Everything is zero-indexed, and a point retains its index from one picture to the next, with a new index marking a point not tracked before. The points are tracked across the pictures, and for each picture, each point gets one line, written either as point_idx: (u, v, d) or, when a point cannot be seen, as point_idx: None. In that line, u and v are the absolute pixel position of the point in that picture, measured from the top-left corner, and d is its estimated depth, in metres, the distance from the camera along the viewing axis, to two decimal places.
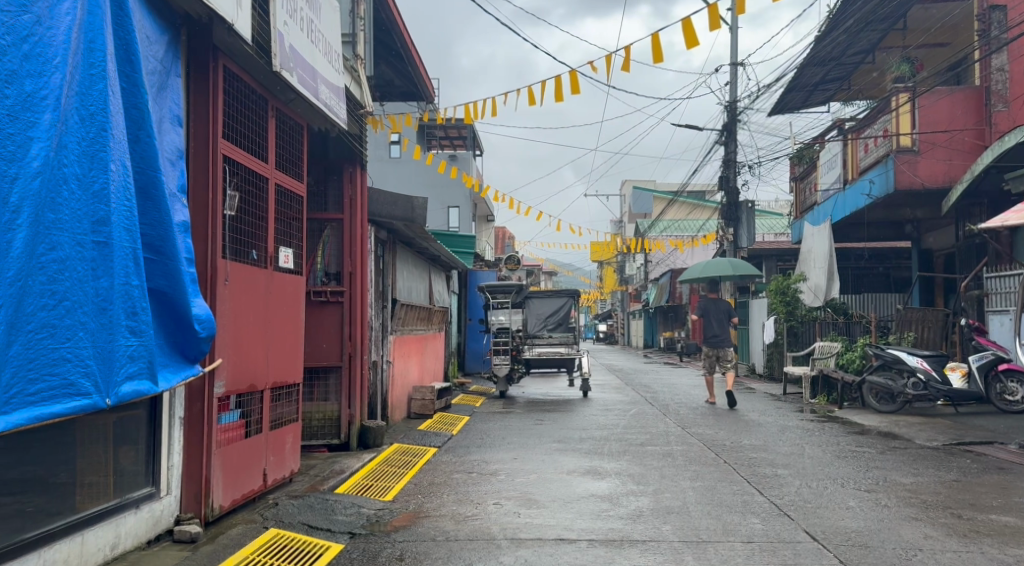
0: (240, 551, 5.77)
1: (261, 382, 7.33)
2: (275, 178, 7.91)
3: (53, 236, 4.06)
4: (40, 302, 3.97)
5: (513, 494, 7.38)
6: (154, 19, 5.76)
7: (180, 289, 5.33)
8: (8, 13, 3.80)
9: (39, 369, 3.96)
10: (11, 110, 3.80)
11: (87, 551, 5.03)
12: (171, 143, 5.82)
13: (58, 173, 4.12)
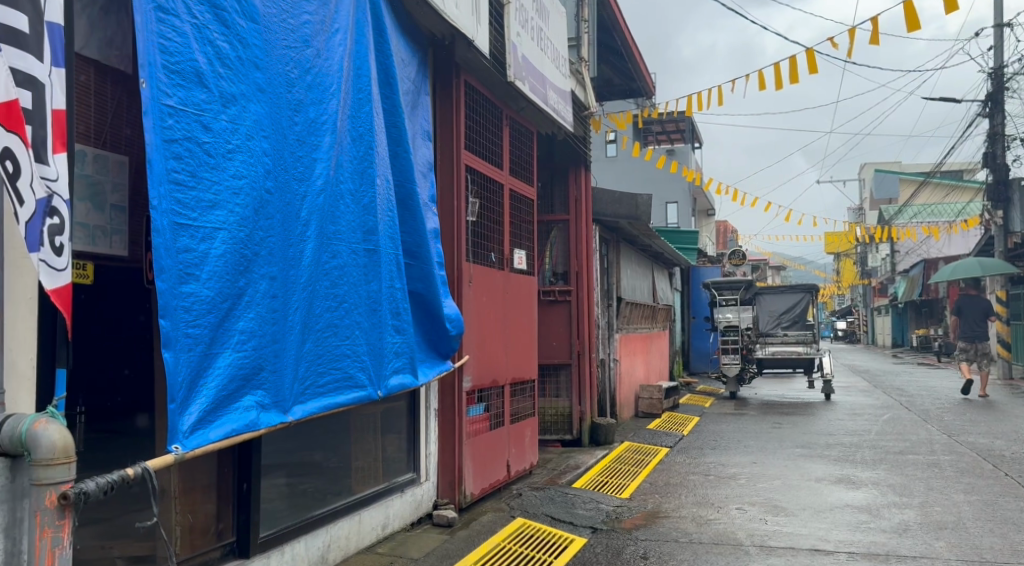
0: (493, 537, 6.08)
1: (502, 378, 7.68)
2: (509, 183, 8.23)
3: (333, 246, 4.51)
4: (325, 304, 4.43)
5: (758, 499, 7.14)
6: (407, 43, 6.23)
7: (435, 291, 5.72)
8: (295, 50, 4.27)
9: (326, 363, 4.42)
10: (299, 135, 4.27)
11: (363, 529, 5.55)
12: (423, 156, 6.26)
13: (336, 189, 4.58)
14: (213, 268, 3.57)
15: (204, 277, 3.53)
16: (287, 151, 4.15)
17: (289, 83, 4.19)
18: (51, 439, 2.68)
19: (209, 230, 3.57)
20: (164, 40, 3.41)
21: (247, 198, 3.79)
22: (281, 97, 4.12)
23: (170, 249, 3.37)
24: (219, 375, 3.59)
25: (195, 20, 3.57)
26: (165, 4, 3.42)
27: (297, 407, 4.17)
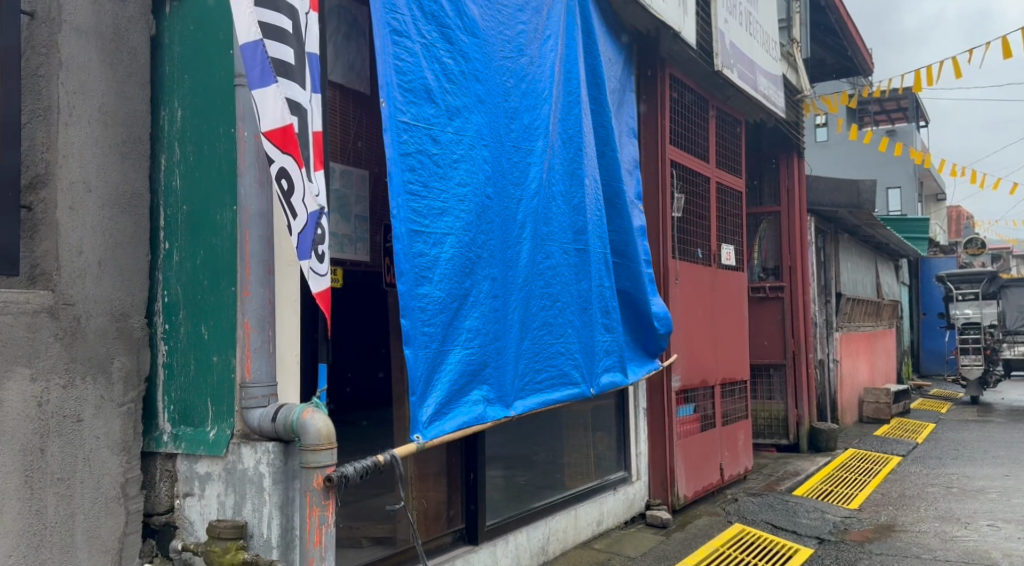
0: (712, 541, 5.96)
1: (712, 378, 7.51)
2: (716, 176, 8.02)
3: (547, 247, 4.64)
4: (540, 303, 4.57)
5: (1013, 517, 6.47)
6: (614, 43, 6.27)
7: (643, 290, 5.72)
8: (511, 59, 4.44)
9: (543, 360, 4.56)
10: (515, 141, 4.44)
11: (580, 524, 5.67)
12: (629, 154, 6.26)
13: (550, 191, 4.71)
14: (443, 270, 3.81)
15: (436, 279, 3.76)
16: (505, 157, 4.33)
17: (505, 92, 4.37)
18: (317, 427, 2.97)
19: (438, 236, 3.80)
20: (398, 60, 3.68)
21: (471, 204, 4.00)
22: (499, 105, 4.30)
23: (407, 254, 3.62)
24: (451, 371, 3.82)
25: (423, 39, 3.82)
26: (399, 27, 3.69)
27: (518, 402, 4.34)
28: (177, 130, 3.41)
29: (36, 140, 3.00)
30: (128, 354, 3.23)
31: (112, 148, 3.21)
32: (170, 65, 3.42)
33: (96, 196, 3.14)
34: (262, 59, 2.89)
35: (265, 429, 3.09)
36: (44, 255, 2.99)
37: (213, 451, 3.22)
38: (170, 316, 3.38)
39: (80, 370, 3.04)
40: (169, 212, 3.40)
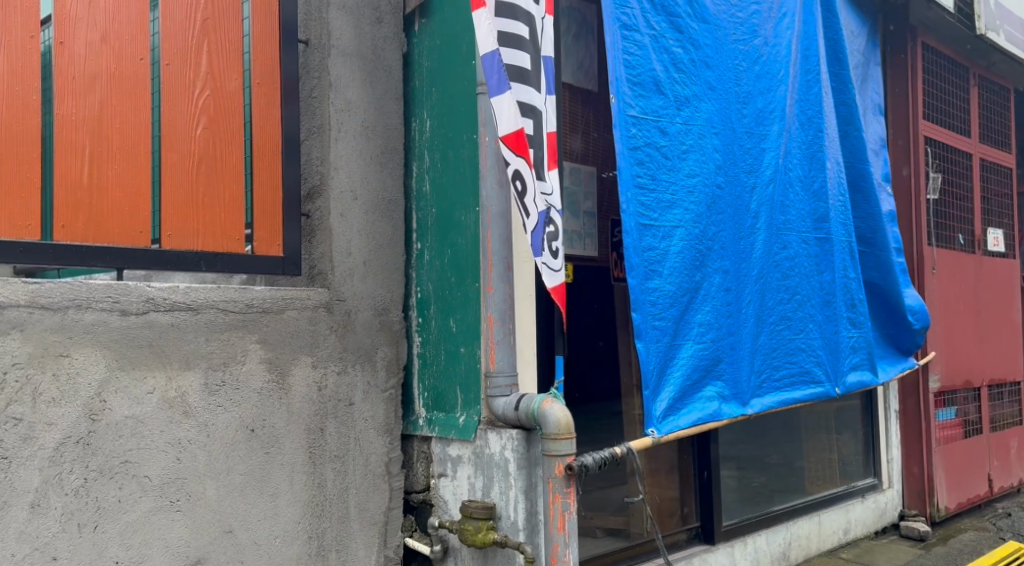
0: (981, 559, 5.41)
1: (978, 378, 6.80)
2: (979, 152, 7.26)
3: (784, 237, 4.46)
4: (778, 297, 4.39)
5: None
6: (857, 14, 5.88)
7: (894, 281, 5.31)
8: (744, 42, 4.32)
9: (782, 357, 4.38)
10: (748, 127, 4.30)
11: (824, 531, 5.37)
12: (876, 132, 5.83)
13: (786, 178, 4.52)
14: (673, 263, 3.79)
15: (666, 272, 3.75)
16: (737, 144, 4.21)
17: (738, 77, 4.26)
18: (556, 417, 3.09)
19: (668, 228, 3.79)
20: (627, 55, 3.71)
21: (701, 195, 3.95)
22: (730, 92, 4.20)
23: (637, 248, 3.64)
24: (684, 365, 3.79)
25: (652, 31, 3.83)
26: (629, 21, 3.73)
27: (755, 400, 4.20)
28: (427, 139, 3.69)
29: (312, 156, 3.40)
30: (389, 345, 3.55)
31: (373, 158, 3.53)
32: (420, 79, 3.71)
33: (361, 204, 3.47)
34: (498, 69, 3.07)
35: (509, 417, 3.26)
36: (320, 257, 3.37)
37: (464, 435, 3.44)
38: (423, 310, 3.67)
39: (350, 359, 3.39)
40: (421, 214, 3.69)
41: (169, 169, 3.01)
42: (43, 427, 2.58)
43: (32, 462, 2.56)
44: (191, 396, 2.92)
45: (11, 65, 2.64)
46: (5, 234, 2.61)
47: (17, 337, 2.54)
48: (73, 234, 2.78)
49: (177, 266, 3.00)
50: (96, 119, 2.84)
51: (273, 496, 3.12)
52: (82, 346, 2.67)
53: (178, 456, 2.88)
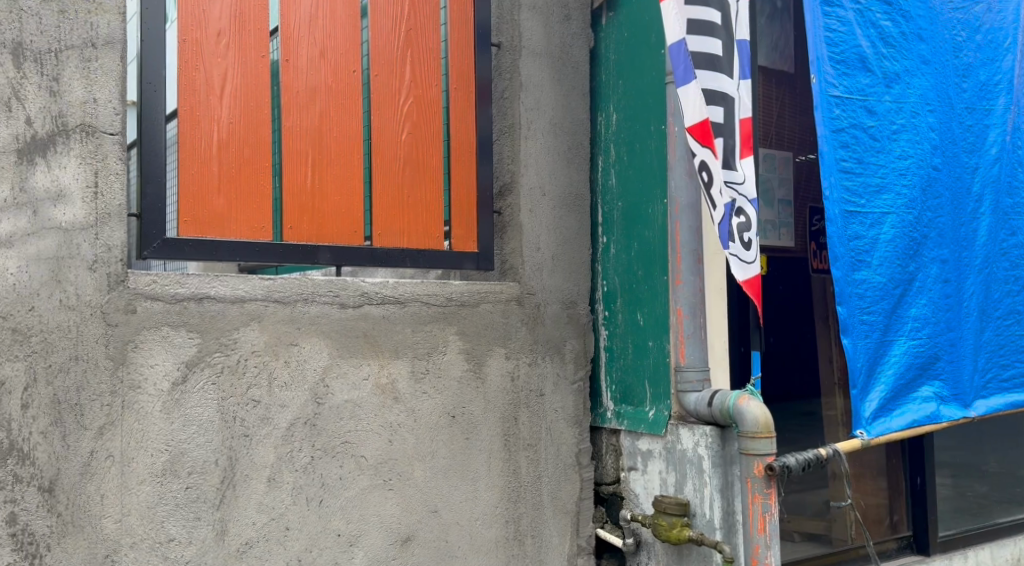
0: None
1: None
2: None
3: (1013, 222, 4.07)
4: (1005, 288, 4.02)
5: None
6: None
7: None
8: (962, 11, 4.00)
9: (1011, 354, 4.01)
10: (970, 102, 3.96)
11: None
12: None
13: (1015, 157, 4.13)
14: (883, 253, 3.55)
15: (876, 263, 3.52)
16: (956, 122, 3.88)
17: (957, 48, 3.95)
18: (754, 415, 3.01)
19: (877, 216, 3.55)
20: (830, 33, 3.52)
21: (915, 179, 3.69)
22: (948, 65, 3.89)
23: (842, 237, 3.43)
24: (897, 363, 3.55)
25: (857, 6, 3.62)
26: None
27: (980, 402, 3.87)
28: (613, 133, 3.70)
29: (504, 154, 3.51)
30: (578, 338, 3.60)
31: (561, 154, 3.59)
32: (606, 73, 3.73)
33: (549, 199, 3.54)
34: (684, 58, 3.05)
35: (701, 413, 3.21)
36: (511, 252, 3.48)
37: (654, 429, 3.43)
38: (610, 304, 3.68)
39: (541, 351, 3.47)
40: (607, 208, 3.70)
41: (377, 172, 3.22)
42: (277, 409, 2.85)
43: (268, 440, 2.83)
44: (399, 382, 3.11)
45: (246, 83, 2.92)
46: (243, 236, 2.90)
47: (256, 327, 2.82)
48: (298, 235, 3.03)
49: (384, 262, 3.20)
50: (316, 128, 3.09)
51: (473, 480, 3.27)
52: (308, 335, 2.92)
53: (390, 438, 3.08)
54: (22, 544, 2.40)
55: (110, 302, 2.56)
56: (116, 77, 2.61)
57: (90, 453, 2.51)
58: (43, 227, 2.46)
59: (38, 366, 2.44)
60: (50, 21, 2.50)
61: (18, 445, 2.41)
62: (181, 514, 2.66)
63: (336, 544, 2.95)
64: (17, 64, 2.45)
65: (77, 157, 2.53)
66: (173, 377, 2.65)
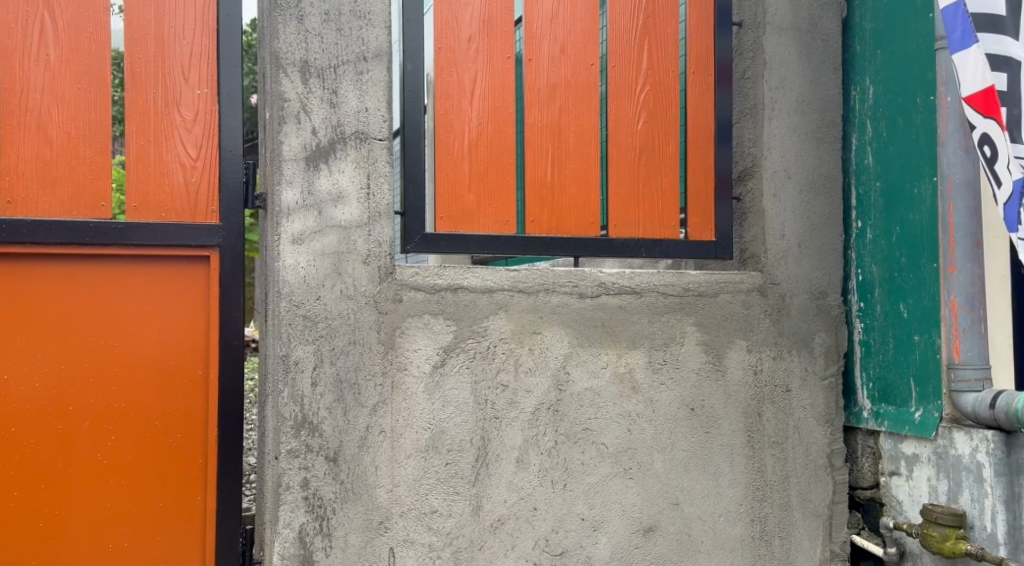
0: None
1: None
2: None
3: None
4: None
5: None
6: None
7: None
8: None
9: None
10: None
11: None
12: None
13: None
14: None
15: None
16: None
17: None
18: None
19: None
20: None
21: None
22: None
23: None
24: None
25: None
26: None
27: None
28: (869, 107, 3.41)
29: (745, 137, 3.39)
30: (828, 331, 3.40)
31: (809, 134, 3.40)
32: (863, 43, 3.45)
33: (795, 182, 3.36)
34: (963, 18, 2.76)
35: (982, 417, 2.93)
36: (752, 240, 3.36)
37: (922, 432, 3.16)
38: (866, 295, 3.42)
39: (787, 344, 3.32)
40: (862, 190, 3.44)
41: (615, 163, 3.25)
42: (524, 394, 2.98)
43: (517, 423, 2.98)
44: (638, 372, 3.13)
45: (493, 83, 3.07)
46: (490, 229, 3.06)
47: (503, 316, 2.96)
48: (539, 227, 3.14)
49: (620, 253, 3.23)
50: (556, 122, 3.17)
51: (716, 476, 3.22)
52: (550, 324, 3.03)
53: (629, 428, 3.11)
54: (313, 506, 2.73)
55: (381, 292, 2.81)
56: (383, 87, 2.86)
57: (365, 428, 2.78)
58: (326, 226, 2.76)
59: (324, 349, 2.74)
60: (330, 39, 2.80)
61: (309, 418, 2.72)
62: (443, 488, 2.88)
63: (581, 528, 3.05)
64: (304, 81, 2.76)
65: (353, 161, 2.81)
66: (433, 361, 2.86)
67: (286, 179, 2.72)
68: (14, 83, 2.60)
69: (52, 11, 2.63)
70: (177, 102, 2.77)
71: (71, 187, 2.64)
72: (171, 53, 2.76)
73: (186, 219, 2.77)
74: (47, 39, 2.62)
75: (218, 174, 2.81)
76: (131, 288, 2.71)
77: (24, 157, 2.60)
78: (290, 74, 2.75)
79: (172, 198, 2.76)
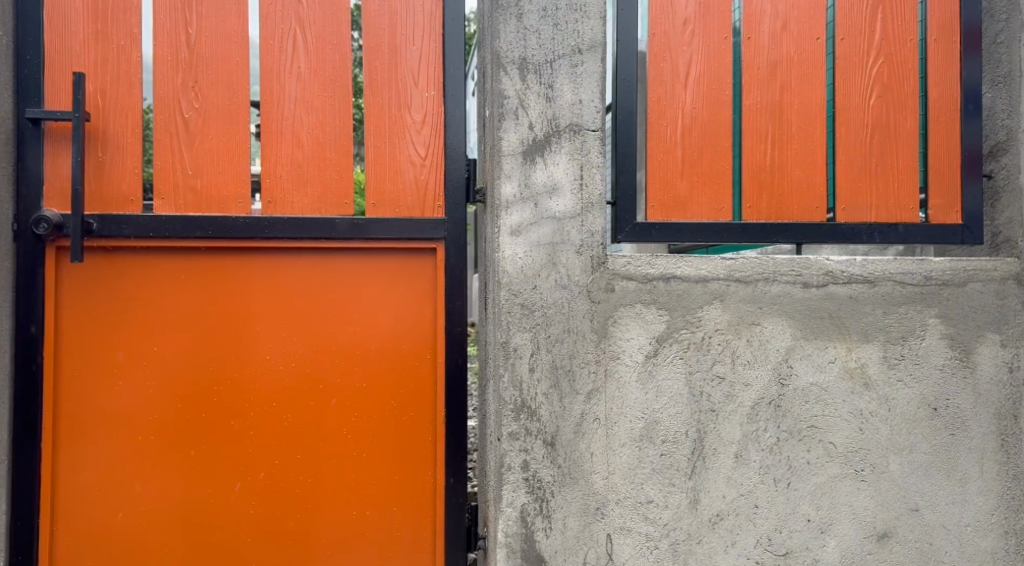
0: None
1: None
2: None
3: None
4: None
5: None
6: None
7: None
8: None
9: None
10: None
11: None
12: None
13: None
14: None
15: None
16: None
17: None
18: None
19: None
20: None
21: None
22: None
23: None
24: None
25: None
26: None
27: None
28: None
29: (998, 107, 3.03)
30: None
31: None
32: None
33: None
34: None
35: None
36: (1008, 222, 3.00)
37: None
38: None
39: None
40: None
41: (843, 143, 3.05)
42: (743, 387, 2.90)
43: (736, 416, 2.90)
44: (871, 368, 2.92)
45: (710, 66, 2.99)
46: (705, 217, 3.00)
47: (719, 306, 2.89)
48: (758, 214, 3.02)
49: (850, 239, 3.02)
50: (777, 101, 3.03)
51: (962, 482, 2.93)
52: (771, 315, 2.91)
53: (861, 427, 2.92)
54: (533, 488, 2.83)
55: (594, 281, 2.85)
56: (597, 78, 2.89)
57: (581, 415, 2.84)
58: (542, 217, 2.84)
59: (541, 336, 2.83)
60: (546, 35, 2.87)
61: (528, 403, 2.83)
62: (659, 478, 2.87)
63: (807, 529, 2.91)
64: (522, 78, 2.86)
65: (567, 154, 2.86)
66: (646, 351, 2.86)
67: (505, 174, 2.84)
68: (272, 96, 2.91)
69: (302, 28, 2.93)
70: (408, 105, 2.97)
71: (318, 187, 2.93)
72: (401, 59, 2.97)
73: (416, 214, 2.97)
74: (298, 54, 2.92)
75: (444, 171, 2.99)
76: (369, 279, 2.95)
77: (281, 161, 2.91)
78: (509, 72, 2.85)
79: (403, 194, 2.97)
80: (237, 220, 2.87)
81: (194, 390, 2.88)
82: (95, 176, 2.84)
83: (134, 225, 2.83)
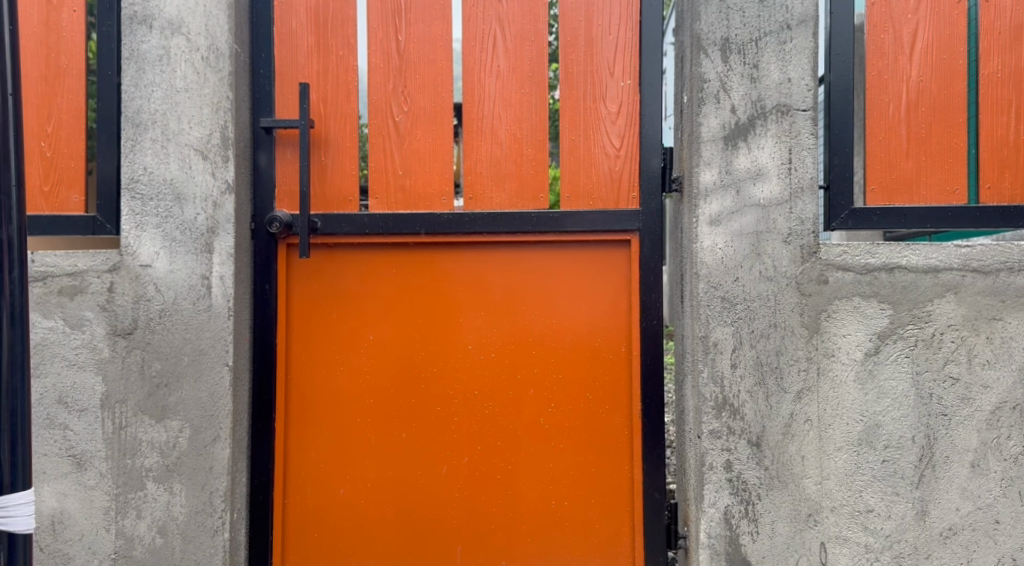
0: None
1: None
2: None
3: None
4: None
5: None
6: None
7: None
8: None
9: None
10: None
11: None
12: None
13: None
14: None
15: None
16: None
17: None
18: None
19: None
20: None
21: None
22: None
23: None
24: None
25: None
26: None
27: None
28: None
29: None
30: None
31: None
32: None
33: None
34: None
35: None
36: None
37: None
38: None
39: None
40: None
41: None
42: (980, 390, 2.62)
43: (972, 422, 2.62)
44: None
45: (939, 34, 2.70)
46: (934, 200, 2.72)
47: (953, 299, 2.62)
48: (998, 195, 2.71)
49: None
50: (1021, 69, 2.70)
51: None
52: (1016, 309, 2.61)
53: None
54: (738, 490, 2.70)
55: (805, 272, 2.66)
56: (808, 54, 2.70)
57: (790, 415, 2.67)
58: (745, 205, 2.70)
59: (744, 331, 2.69)
60: (752, 12, 2.72)
61: (731, 400, 2.70)
62: (880, 486, 2.65)
63: None
64: (725, 59, 2.72)
65: (774, 137, 2.70)
66: (865, 348, 2.64)
67: (704, 161, 2.72)
68: (473, 96, 2.99)
69: (503, 27, 2.99)
70: (603, 96, 2.97)
71: (516, 182, 2.99)
72: (598, 51, 2.97)
73: (610, 206, 2.97)
74: (499, 53, 2.98)
75: (638, 162, 2.97)
76: (566, 271, 2.98)
77: (481, 158, 2.99)
78: (711, 54, 2.73)
79: (599, 187, 2.97)
80: (442, 216, 2.99)
81: (405, 377, 3.03)
82: (319, 177, 3.05)
83: (353, 224, 3.01)
